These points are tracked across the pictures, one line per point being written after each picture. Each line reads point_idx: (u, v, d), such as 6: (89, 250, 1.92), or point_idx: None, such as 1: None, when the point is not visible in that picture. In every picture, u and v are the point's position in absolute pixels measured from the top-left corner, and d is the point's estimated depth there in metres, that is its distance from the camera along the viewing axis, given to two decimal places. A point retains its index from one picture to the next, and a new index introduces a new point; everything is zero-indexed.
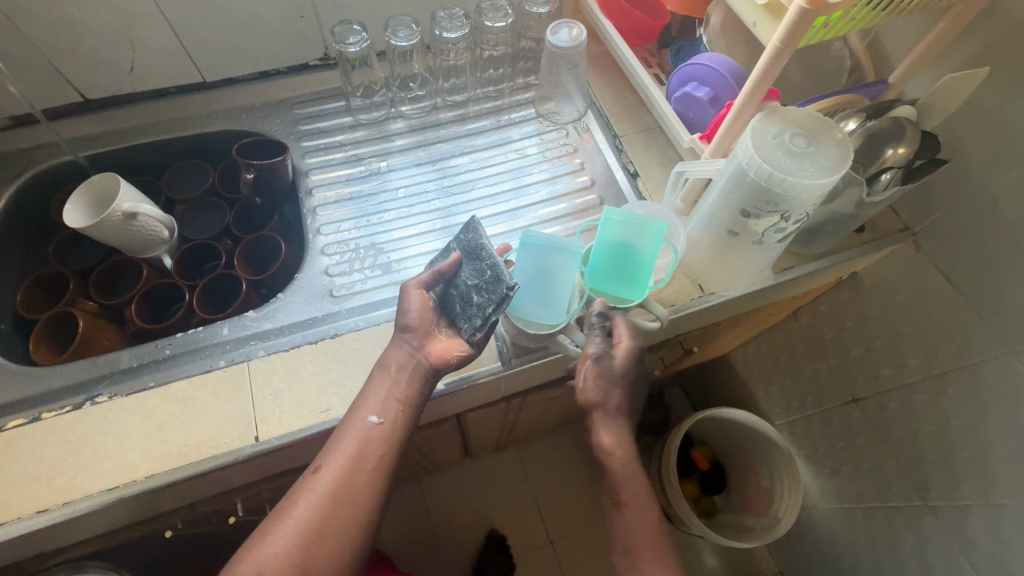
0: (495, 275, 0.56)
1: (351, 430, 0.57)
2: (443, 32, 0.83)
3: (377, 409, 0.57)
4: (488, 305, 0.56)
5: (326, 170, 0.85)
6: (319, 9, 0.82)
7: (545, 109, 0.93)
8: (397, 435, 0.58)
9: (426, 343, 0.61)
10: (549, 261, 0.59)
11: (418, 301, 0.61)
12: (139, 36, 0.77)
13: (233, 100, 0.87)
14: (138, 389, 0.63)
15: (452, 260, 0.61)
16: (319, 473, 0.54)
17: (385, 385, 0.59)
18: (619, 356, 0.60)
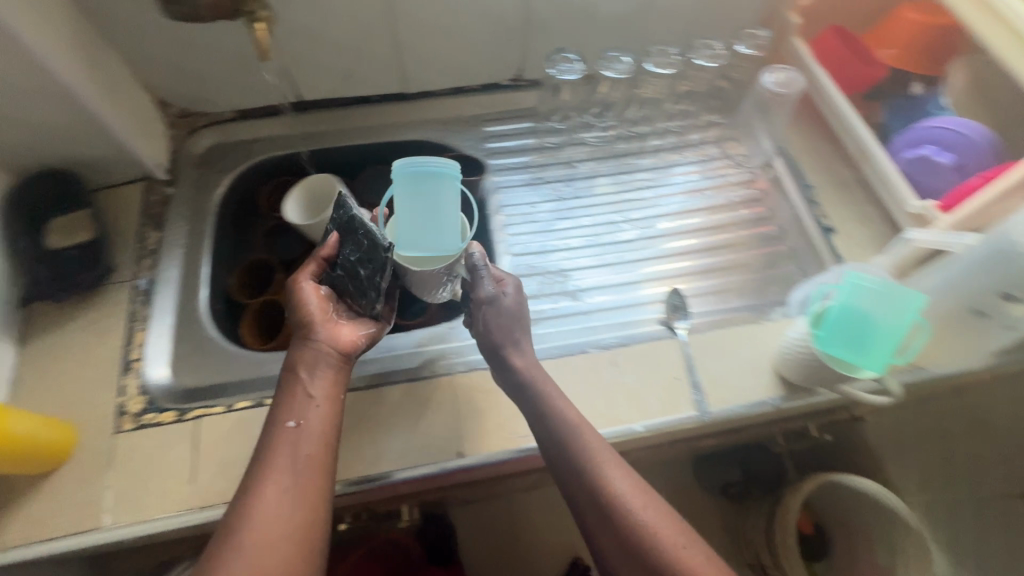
0: (373, 242, 0.59)
1: (270, 439, 0.55)
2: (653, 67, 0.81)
3: (294, 413, 0.56)
4: (377, 274, 0.59)
5: (512, 190, 0.85)
6: (530, 34, 0.83)
7: (730, 150, 0.90)
8: (320, 437, 0.55)
9: (332, 333, 0.61)
10: (423, 190, 0.58)
11: (308, 290, 0.63)
12: (366, 48, 0.80)
13: (429, 113, 0.90)
14: (352, 387, 0.67)
15: (330, 243, 0.64)
16: (265, 483, 0.51)
17: (296, 389, 0.58)
18: (510, 296, 0.65)
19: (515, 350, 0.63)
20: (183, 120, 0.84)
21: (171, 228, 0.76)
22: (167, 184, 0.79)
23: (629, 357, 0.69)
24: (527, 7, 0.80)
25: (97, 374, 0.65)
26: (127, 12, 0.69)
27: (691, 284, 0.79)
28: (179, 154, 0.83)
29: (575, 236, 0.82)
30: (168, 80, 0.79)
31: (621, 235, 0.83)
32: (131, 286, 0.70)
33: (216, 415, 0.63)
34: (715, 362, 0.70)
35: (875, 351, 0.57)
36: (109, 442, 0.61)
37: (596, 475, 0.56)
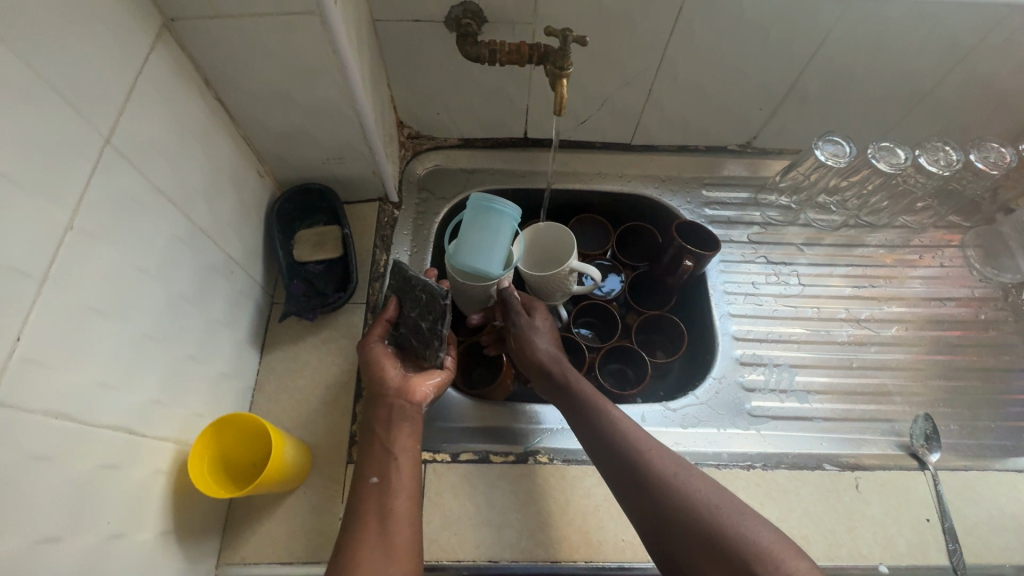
0: (429, 294, 0.58)
1: (355, 500, 0.53)
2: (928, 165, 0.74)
3: (377, 468, 0.55)
4: (438, 323, 0.58)
5: (732, 264, 0.81)
6: (786, 107, 0.79)
7: (975, 259, 0.82)
8: (401, 487, 0.54)
9: (403, 387, 0.60)
10: (486, 222, 0.64)
11: (379, 354, 0.61)
12: (616, 99, 0.78)
13: (649, 167, 0.87)
14: (575, 461, 0.64)
15: (392, 304, 0.62)
16: (355, 541, 0.50)
17: (376, 447, 0.57)
18: (542, 322, 0.67)
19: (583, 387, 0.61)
20: (411, 141, 0.86)
21: (397, 252, 0.76)
22: (395, 207, 0.79)
23: (873, 484, 0.63)
24: (796, 82, 0.75)
25: (330, 396, 0.65)
26: (412, 41, 0.69)
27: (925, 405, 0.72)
28: (405, 175, 0.84)
29: (799, 328, 0.77)
30: (415, 105, 0.80)
31: (850, 335, 0.77)
32: (363, 308, 0.70)
33: (441, 463, 0.62)
34: (975, 510, 0.62)
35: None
36: (343, 472, 0.60)
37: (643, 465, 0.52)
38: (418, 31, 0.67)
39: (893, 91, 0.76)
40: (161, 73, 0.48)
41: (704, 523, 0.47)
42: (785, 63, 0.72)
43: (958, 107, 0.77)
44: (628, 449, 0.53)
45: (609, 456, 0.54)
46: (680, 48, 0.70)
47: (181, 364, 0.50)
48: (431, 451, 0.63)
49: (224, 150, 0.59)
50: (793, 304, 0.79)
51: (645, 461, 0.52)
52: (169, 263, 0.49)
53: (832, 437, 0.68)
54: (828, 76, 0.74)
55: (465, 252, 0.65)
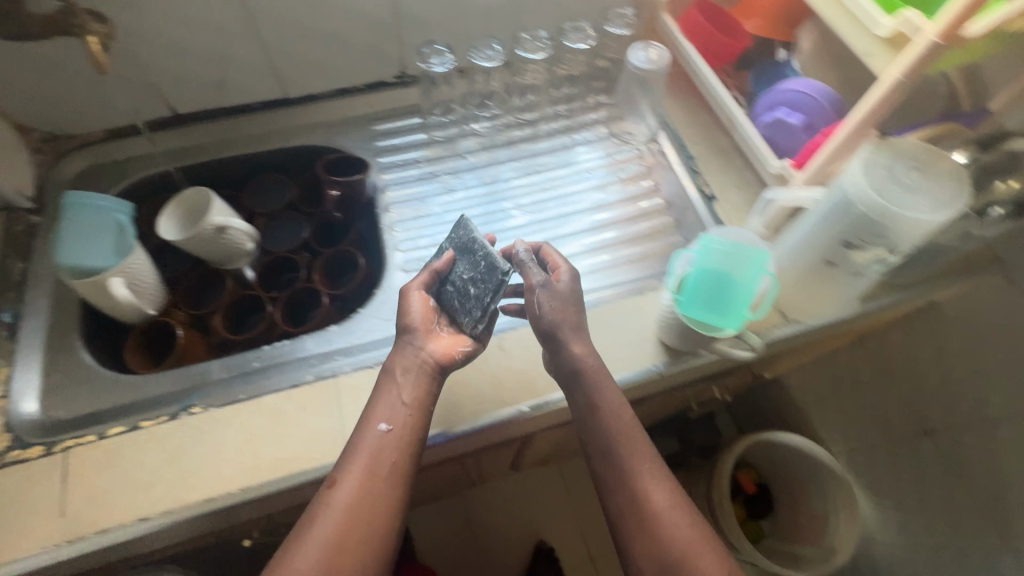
0: (490, 263, 0.63)
1: (358, 441, 0.58)
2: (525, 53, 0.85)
3: (385, 416, 0.59)
4: (487, 293, 0.63)
5: (403, 186, 0.86)
6: (403, 28, 0.83)
7: (617, 129, 0.92)
8: (409, 441, 0.59)
9: (432, 343, 0.63)
10: (89, 217, 0.67)
11: (416, 300, 0.65)
12: (233, 53, 0.79)
13: (315, 115, 0.89)
14: (231, 403, 0.65)
15: (445, 258, 0.67)
16: (336, 482, 0.56)
17: (390, 391, 0.61)
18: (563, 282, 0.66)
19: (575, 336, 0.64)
20: (50, 144, 0.82)
21: (38, 257, 0.73)
22: (33, 214, 0.76)
23: (513, 339, 0.72)
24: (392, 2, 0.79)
25: None
26: None
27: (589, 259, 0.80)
28: (47, 181, 0.80)
29: (468, 226, 0.83)
30: (24, 105, 0.76)
31: (514, 220, 0.84)
32: None
33: (86, 445, 0.61)
34: (604, 335, 0.71)
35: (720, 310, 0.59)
36: None
37: (636, 486, 0.60)
38: None
39: None
40: None
41: (642, 527, 0.58)
42: None
43: None
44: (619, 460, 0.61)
45: (608, 439, 0.62)
46: None
47: None
48: (75, 436, 0.62)
49: None
50: (475, 202, 0.85)
51: (632, 471, 0.60)
52: None
53: None
54: None
55: (68, 248, 0.65)
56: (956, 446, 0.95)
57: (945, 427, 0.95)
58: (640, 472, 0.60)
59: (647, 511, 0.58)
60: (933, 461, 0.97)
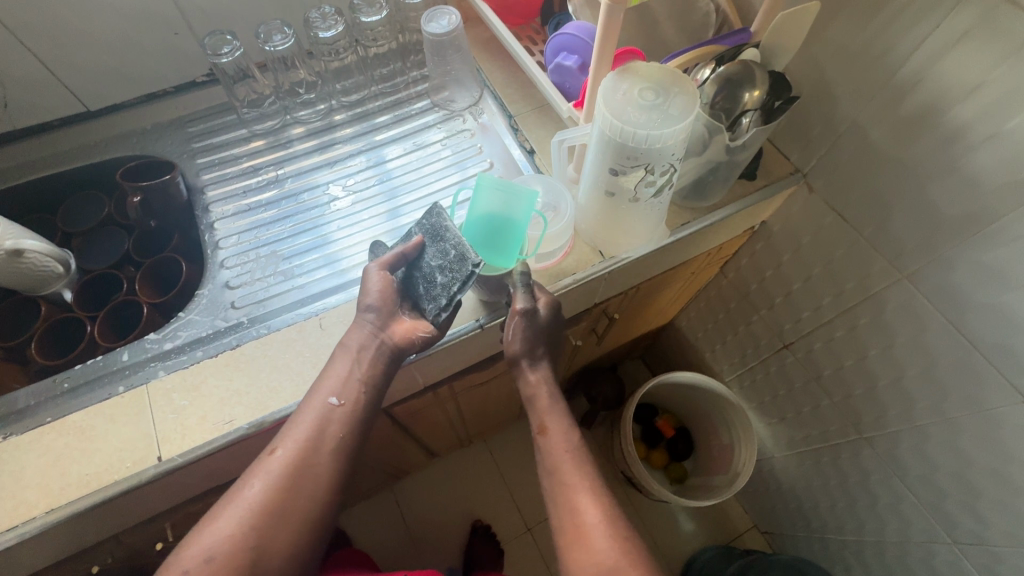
0: (460, 253, 0.60)
1: (309, 410, 0.58)
2: (319, 33, 0.83)
3: (338, 390, 0.59)
4: (453, 284, 0.60)
5: (225, 184, 0.84)
6: (192, 24, 0.81)
7: (441, 99, 0.93)
8: (359, 415, 0.59)
9: (391, 326, 0.63)
10: None
11: (378, 282, 0.63)
12: (6, 72, 0.75)
13: (124, 125, 0.86)
14: (35, 426, 0.62)
15: (414, 242, 0.64)
16: (276, 450, 0.56)
17: (346, 365, 0.60)
18: (544, 309, 0.66)
19: (534, 361, 0.68)
20: None
21: None
22: None
23: (334, 316, 0.69)
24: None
25: None
26: None
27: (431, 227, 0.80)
28: None
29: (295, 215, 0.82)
30: None
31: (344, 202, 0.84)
32: None
33: None
34: None
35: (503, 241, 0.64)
36: None
37: (574, 492, 0.58)
38: None
39: None
40: None
41: (564, 517, 0.57)
42: None
43: None
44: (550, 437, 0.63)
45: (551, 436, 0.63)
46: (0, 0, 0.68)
47: None
48: None
49: None
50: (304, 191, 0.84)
51: (564, 461, 0.61)
52: None
53: (312, 294, 0.73)
54: None
55: None
56: (812, 357, 0.99)
57: (797, 339, 1.01)
58: (571, 470, 0.60)
59: (575, 509, 0.57)
60: (797, 369, 1.03)
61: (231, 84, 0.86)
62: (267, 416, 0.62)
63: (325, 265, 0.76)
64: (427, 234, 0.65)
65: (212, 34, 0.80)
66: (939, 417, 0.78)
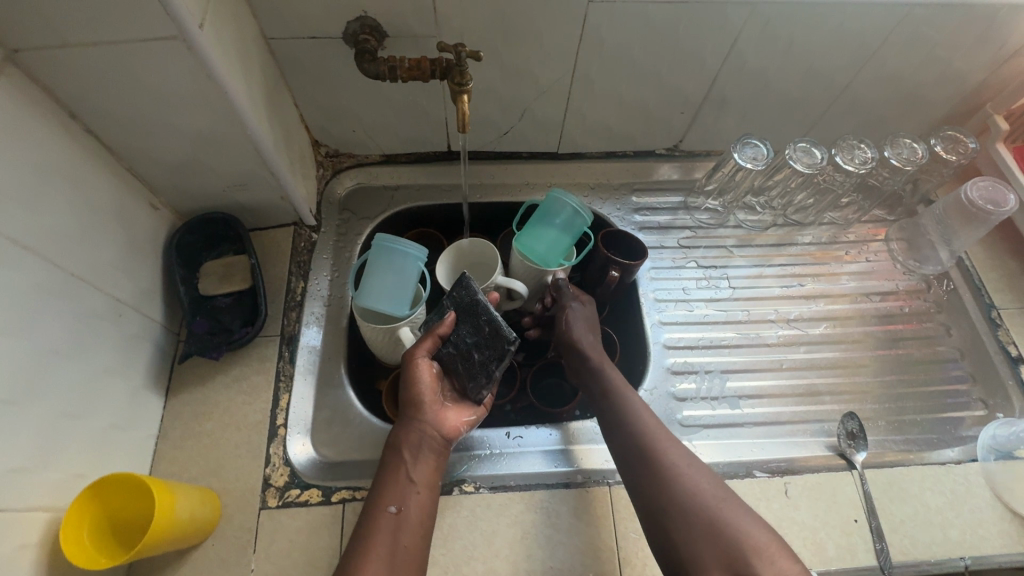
0: (497, 331, 0.56)
1: (369, 526, 0.51)
2: (842, 162, 0.75)
3: (396, 498, 0.53)
4: (494, 362, 0.57)
5: (663, 271, 0.81)
6: (706, 108, 0.78)
7: (898, 252, 0.84)
8: (422, 521, 0.53)
9: (438, 416, 0.59)
10: (389, 262, 0.64)
11: (424, 370, 0.59)
12: (535, 107, 0.77)
13: (579, 175, 0.86)
14: (503, 489, 0.62)
15: (448, 321, 0.59)
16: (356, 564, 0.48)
17: (399, 472, 0.55)
18: (587, 307, 0.71)
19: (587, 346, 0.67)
20: (330, 160, 0.82)
21: (315, 278, 0.73)
22: (313, 230, 0.76)
23: (802, 487, 0.63)
24: (712, 85, 0.75)
25: (242, 436, 0.61)
26: (309, 60, 0.66)
27: (796, 379, 0.74)
28: (323, 197, 0.80)
29: (730, 332, 0.77)
30: (328, 125, 0.77)
31: (782, 336, 0.77)
32: (277, 340, 0.67)
33: (361, 500, 0.59)
34: (900, 502, 0.63)
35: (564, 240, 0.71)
36: (255, 519, 0.57)
37: (652, 444, 0.56)
38: (311, 47, 0.64)
39: (807, 92, 0.76)
40: (7, 112, 0.44)
41: (674, 486, 0.53)
42: (698, 66, 0.72)
43: (870, 102, 0.78)
44: (630, 421, 0.59)
45: (618, 414, 0.60)
46: (590, 54, 0.69)
47: (52, 420, 0.47)
48: (352, 488, 0.60)
49: (108, 188, 0.55)
50: (741, 310, 0.78)
51: (651, 433, 0.57)
52: (29, 318, 0.45)
53: (762, 443, 0.67)
54: (741, 77, 0.74)
55: (370, 293, 0.63)
56: None
57: None
58: (656, 434, 0.57)
59: (678, 480, 0.53)
60: None
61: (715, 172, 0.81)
62: None
63: (771, 409, 0.71)
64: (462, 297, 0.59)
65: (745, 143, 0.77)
66: None
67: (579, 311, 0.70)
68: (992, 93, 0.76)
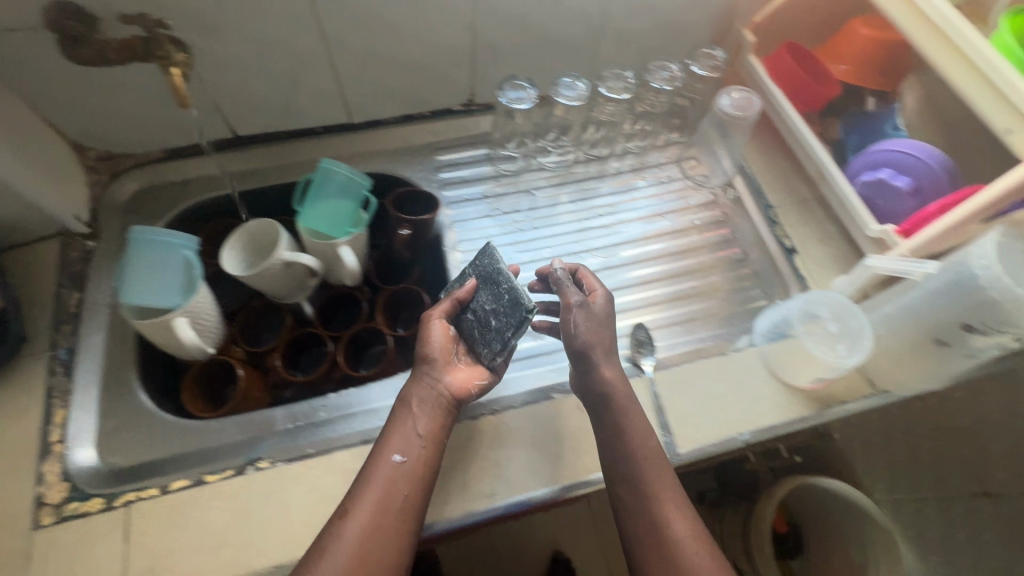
0: (514, 297, 0.60)
1: (369, 475, 0.54)
2: (606, 91, 0.78)
3: (399, 447, 0.56)
4: (509, 328, 0.59)
5: (468, 223, 0.82)
6: (479, 57, 0.80)
7: (690, 170, 0.89)
8: (425, 478, 0.55)
9: (450, 374, 0.61)
10: (154, 254, 0.62)
11: (438, 329, 0.62)
12: (304, 78, 0.75)
13: (379, 142, 0.86)
14: (301, 458, 0.61)
15: (468, 287, 0.63)
16: (348, 518, 0.51)
17: (406, 424, 0.58)
18: (600, 304, 0.65)
19: (605, 358, 0.62)
20: (105, 163, 0.78)
21: (93, 286, 0.70)
22: (87, 238, 0.73)
23: None
24: (474, 33, 0.76)
25: (11, 460, 0.58)
26: (20, 58, 0.62)
27: None
28: (101, 202, 0.76)
29: (535, 270, 0.79)
30: (83, 126, 0.72)
31: (585, 266, 0.80)
32: (49, 356, 0.64)
33: (148, 498, 0.57)
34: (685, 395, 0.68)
35: (345, 207, 0.71)
36: (27, 540, 0.54)
37: (622, 436, 0.58)
38: (14, 43, 0.60)
39: (569, 27, 0.79)
40: None
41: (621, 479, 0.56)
42: (451, 15, 0.73)
43: (632, 31, 0.81)
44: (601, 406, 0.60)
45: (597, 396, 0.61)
46: (333, 15, 0.68)
47: None
48: (138, 489, 0.58)
49: None
50: (549, 247, 0.81)
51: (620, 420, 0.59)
52: None
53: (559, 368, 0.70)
54: (499, 21, 0.75)
55: (136, 287, 0.61)
56: None
57: None
58: (630, 424, 0.58)
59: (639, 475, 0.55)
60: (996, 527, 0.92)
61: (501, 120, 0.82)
62: (527, 498, 0.60)
63: None
64: (484, 269, 0.64)
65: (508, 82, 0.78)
66: None
67: (586, 313, 0.63)
68: (738, 8, 0.81)
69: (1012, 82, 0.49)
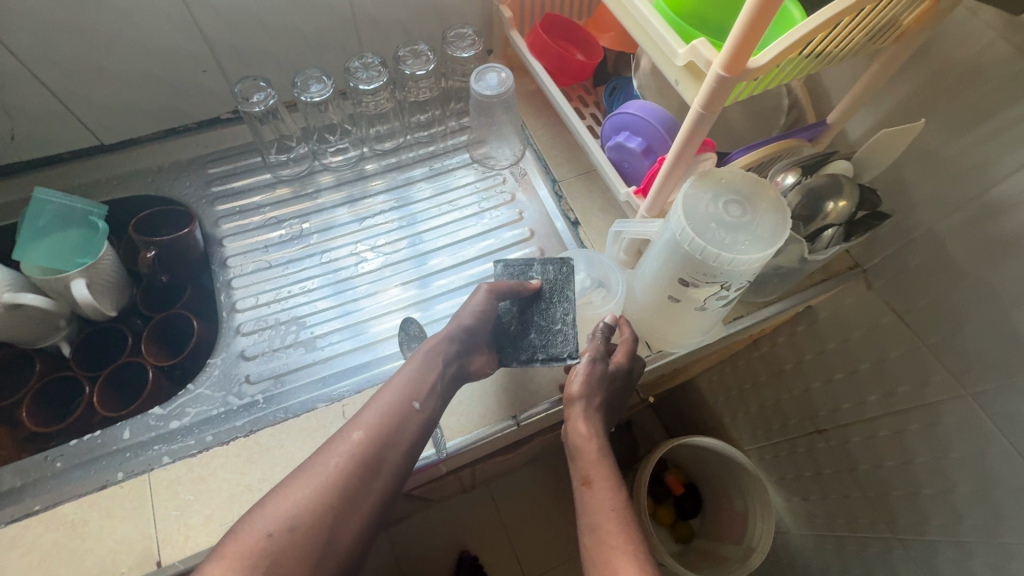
0: (568, 331, 0.63)
1: (392, 416, 0.55)
2: (359, 84, 0.76)
3: (422, 395, 0.57)
4: (545, 351, 0.62)
5: (242, 235, 0.78)
6: (220, 59, 0.75)
7: (480, 153, 0.87)
8: (433, 427, 0.57)
9: (475, 355, 0.62)
10: None
11: (485, 303, 0.62)
12: (13, 104, 0.68)
13: (138, 161, 0.80)
14: (20, 519, 0.56)
15: (537, 287, 0.65)
16: (337, 456, 0.52)
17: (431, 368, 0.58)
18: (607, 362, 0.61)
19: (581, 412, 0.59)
20: None
21: None
22: None
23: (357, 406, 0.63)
24: (204, 36, 0.71)
25: None
26: None
27: (382, 302, 0.74)
28: None
29: (315, 276, 0.76)
30: None
31: (368, 265, 0.77)
32: None
33: None
34: None
35: (72, 234, 0.67)
36: None
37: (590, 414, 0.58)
38: None
39: (313, 20, 0.75)
40: None
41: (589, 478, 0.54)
42: (163, 18, 0.68)
43: (384, 17, 0.78)
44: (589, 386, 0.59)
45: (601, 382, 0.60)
46: (11, 31, 0.62)
47: None
48: None
49: None
50: (332, 249, 0.78)
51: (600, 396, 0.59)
52: None
53: (330, 376, 0.67)
54: (225, 21, 0.70)
55: None
56: (848, 445, 0.88)
57: (835, 426, 0.90)
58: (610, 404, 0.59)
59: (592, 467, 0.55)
60: (827, 459, 0.93)
61: (258, 126, 0.79)
62: None
63: (347, 341, 0.70)
64: (552, 286, 0.66)
65: (244, 80, 0.73)
66: (952, 537, 0.73)
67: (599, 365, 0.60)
68: None
69: (662, 35, 0.48)
